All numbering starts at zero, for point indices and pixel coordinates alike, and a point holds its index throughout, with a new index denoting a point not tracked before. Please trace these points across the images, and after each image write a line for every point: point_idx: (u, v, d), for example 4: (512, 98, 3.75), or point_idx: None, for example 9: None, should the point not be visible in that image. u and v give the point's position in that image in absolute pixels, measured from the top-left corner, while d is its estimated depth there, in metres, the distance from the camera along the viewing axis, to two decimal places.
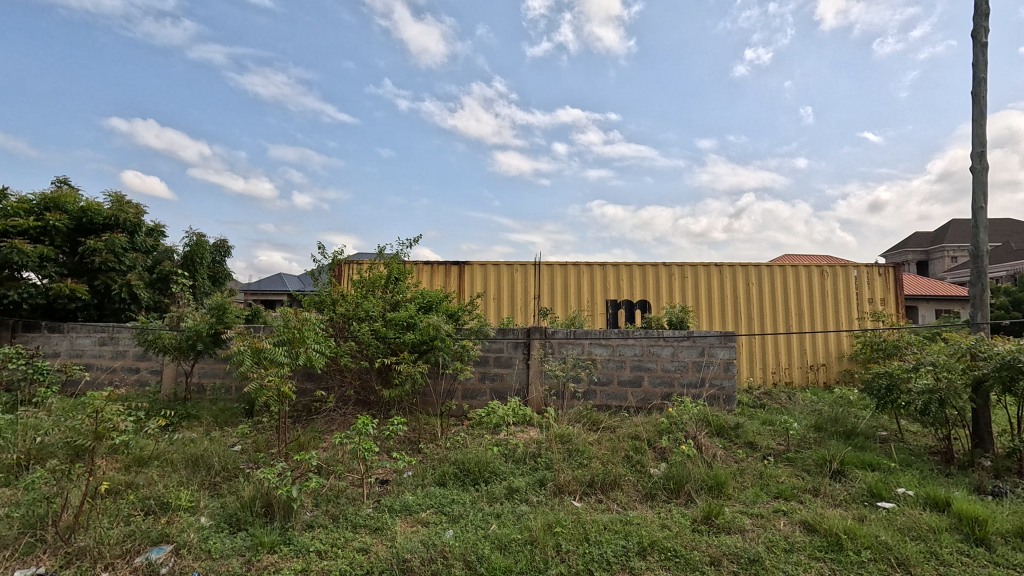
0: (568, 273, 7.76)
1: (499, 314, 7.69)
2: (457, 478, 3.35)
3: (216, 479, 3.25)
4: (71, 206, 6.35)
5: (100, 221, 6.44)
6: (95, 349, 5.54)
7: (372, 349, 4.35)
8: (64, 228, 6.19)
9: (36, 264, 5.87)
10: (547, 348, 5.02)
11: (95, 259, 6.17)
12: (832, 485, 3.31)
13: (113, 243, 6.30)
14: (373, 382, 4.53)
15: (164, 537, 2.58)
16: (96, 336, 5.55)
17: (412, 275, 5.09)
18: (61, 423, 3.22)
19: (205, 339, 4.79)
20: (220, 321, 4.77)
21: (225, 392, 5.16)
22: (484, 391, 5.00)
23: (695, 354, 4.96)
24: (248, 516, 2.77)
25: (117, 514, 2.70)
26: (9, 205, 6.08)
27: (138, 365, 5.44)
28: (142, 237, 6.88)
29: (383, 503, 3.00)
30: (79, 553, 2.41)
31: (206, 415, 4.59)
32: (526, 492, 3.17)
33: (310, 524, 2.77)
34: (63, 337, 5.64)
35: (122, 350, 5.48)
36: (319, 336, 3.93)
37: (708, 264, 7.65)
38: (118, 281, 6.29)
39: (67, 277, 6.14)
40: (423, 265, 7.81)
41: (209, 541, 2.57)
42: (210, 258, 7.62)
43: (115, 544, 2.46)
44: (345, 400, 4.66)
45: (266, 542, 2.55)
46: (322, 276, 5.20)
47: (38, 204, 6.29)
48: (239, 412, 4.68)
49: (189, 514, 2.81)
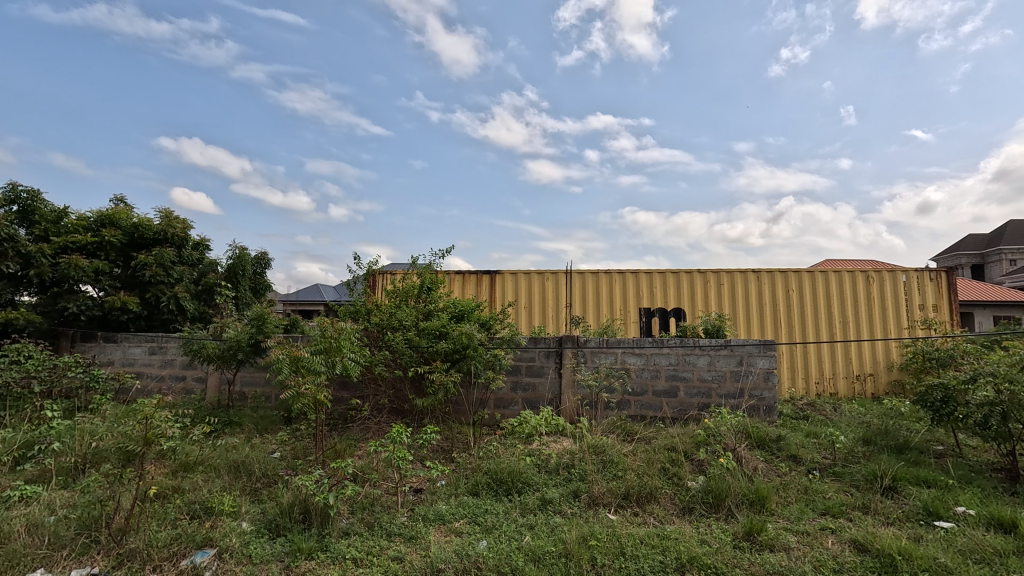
0: (600, 282, 7.68)
1: (531, 323, 7.67)
2: (489, 488, 3.33)
3: (257, 485, 3.35)
4: (124, 222, 6.69)
5: (151, 235, 6.77)
6: (145, 358, 5.80)
7: (406, 359, 4.42)
8: (117, 243, 6.55)
9: (91, 277, 6.23)
10: (579, 357, 4.97)
11: (145, 273, 6.49)
12: (884, 502, 3.13)
13: (162, 257, 6.61)
14: (406, 391, 4.59)
15: (208, 541, 2.66)
16: (147, 346, 5.81)
17: (444, 284, 5.14)
18: (115, 430, 3.57)
19: (246, 348, 4.95)
20: (259, 331, 4.93)
21: (265, 400, 5.31)
22: (517, 401, 4.99)
23: (734, 364, 4.81)
24: (287, 522, 2.82)
25: (165, 518, 2.81)
26: (69, 222, 6.48)
27: (184, 373, 5.68)
28: (189, 251, 7.17)
29: (417, 512, 3.01)
30: (130, 554, 2.50)
31: (247, 422, 4.73)
32: (559, 503, 3.13)
33: (346, 531, 2.80)
34: (117, 347, 5.93)
35: (170, 359, 5.73)
36: (355, 345, 4.01)
37: (744, 270, 7.45)
38: (166, 294, 6.58)
39: (119, 290, 6.49)
40: (455, 274, 7.89)
41: (250, 546, 2.63)
42: (252, 270, 7.90)
43: (163, 547, 2.55)
44: (379, 409, 4.73)
45: (304, 548, 2.59)
46: (357, 286, 5.34)
47: (95, 221, 6.68)
48: (278, 420, 4.80)
49: (232, 519, 2.89)
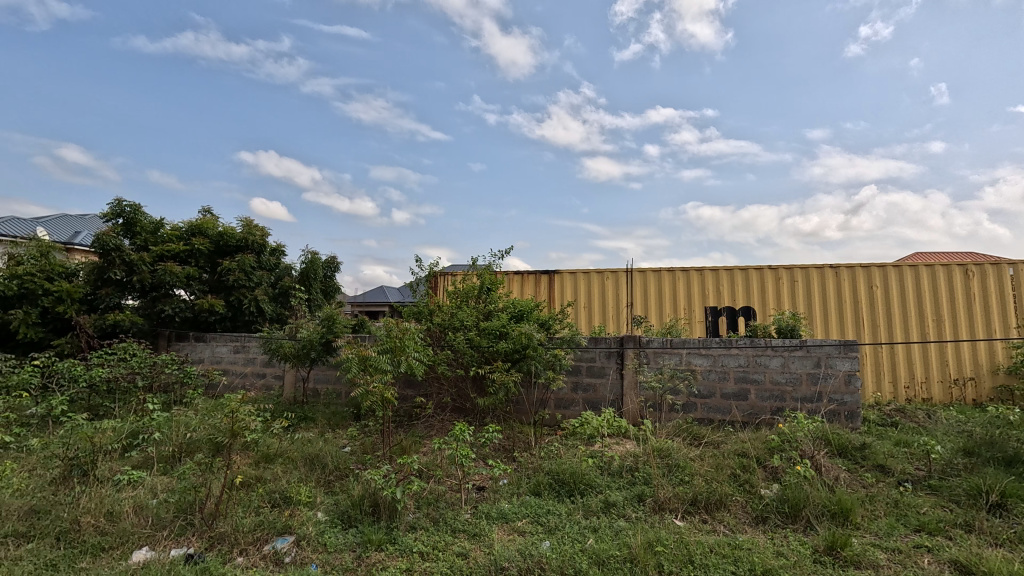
0: (662, 280, 7.46)
1: (591, 322, 7.58)
2: (552, 489, 3.32)
3: (330, 478, 3.53)
4: (211, 231, 7.27)
5: (234, 243, 7.31)
6: (230, 356, 6.27)
7: (468, 358, 4.50)
8: (206, 251, 7.13)
9: (184, 282, 6.82)
10: (642, 358, 4.85)
11: (229, 277, 7.01)
12: (991, 521, 2.82)
13: (244, 263, 7.12)
14: (468, 390, 4.66)
15: (288, 528, 2.83)
16: (232, 345, 6.28)
17: (503, 285, 5.19)
18: (207, 421, 3.87)
19: (318, 347, 5.23)
20: (330, 331, 5.20)
21: (336, 397, 5.58)
22: (578, 401, 4.94)
23: (810, 365, 4.51)
24: (358, 514, 2.95)
25: (250, 505, 3.02)
26: (165, 232, 7.13)
27: (264, 371, 6.09)
28: (267, 256, 7.68)
29: (481, 510, 3.05)
30: (219, 538, 2.71)
31: (320, 417, 5.00)
32: (623, 507, 3.06)
33: (413, 525, 2.89)
34: (206, 346, 6.45)
35: (252, 357, 6.16)
36: (419, 345, 4.13)
37: (821, 266, 6.97)
38: (248, 297, 7.09)
39: (208, 294, 7.06)
40: (514, 274, 7.94)
41: (325, 535, 2.77)
42: (323, 273, 8.34)
43: (248, 532, 2.74)
44: (442, 407, 4.84)
45: (374, 540, 2.70)
46: (420, 287, 5.50)
47: (187, 230, 7.30)
48: (348, 416, 5.04)
49: (308, 508, 3.06)
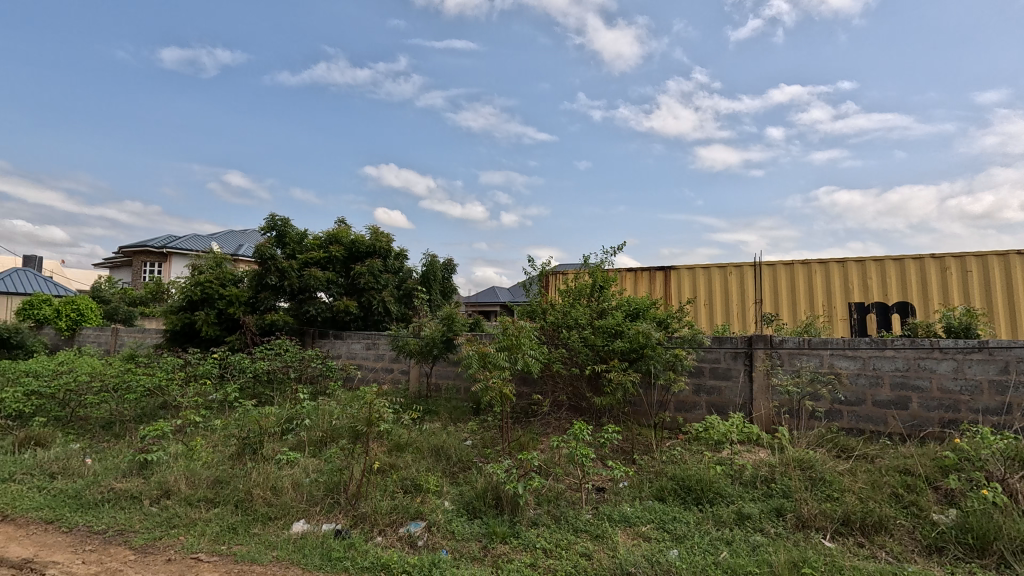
0: (795, 273, 6.74)
1: (712, 321, 7.12)
2: (677, 495, 3.16)
3: (455, 469, 3.71)
4: (345, 239, 8.05)
5: (364, 249, 8.02)
6: (364, 352, 6.88)
7: (583, 357, 4.46)
8: (341, 257, 7.91)
9: (324, 285, 7.63)
10: (774, 360, 4.44)
11: (361, 280, 7.69)
12: None
13: (373, 267, 7.78)
14: (584, 389, 4.61)
15: (419, 514, 3.02)
16: (364, 342, 6.89)
17: (617, 282, 5.08)
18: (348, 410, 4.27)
19: (439, 344, 5.53)
20: (450, 329, 5.48)
21: (457, 392, 5.86)
22: (701, 405, 4.66)
23: (994, 371, 3.78)
24: (483, 506, 3.06)
25: (386, 489, 3.27)
26: (308, 242, 8.05)
27: (393, 366, 6.60)
28: (392, 261, 8.31)
29: (602, 511, 3.00)
30: (361, 517, 2.98)
31: (443, 411, 5.28)
32: (759, 520, 2.82)
33: (535, 521, 2.92)
34: (343, 342, 7.15)
35: (381, 353, 6.71)
36: (534, 343, 4.18)
37: (1004, 253, 5.82)
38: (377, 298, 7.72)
39: (344, 295, 7.82)
40: (627, 272, 7.72)
41: (453, 523, 2.91)
42: (441, 275, 8.82)
43: (386, 514, 2.98)
44: (559, 405, 4.85)
45: (499, 532, 2.78)
46: (532, 287, 5.61)
47: (326, 239, 8.17)
48: (468, 410, 5.27)
49: (437, 497, 3.24)
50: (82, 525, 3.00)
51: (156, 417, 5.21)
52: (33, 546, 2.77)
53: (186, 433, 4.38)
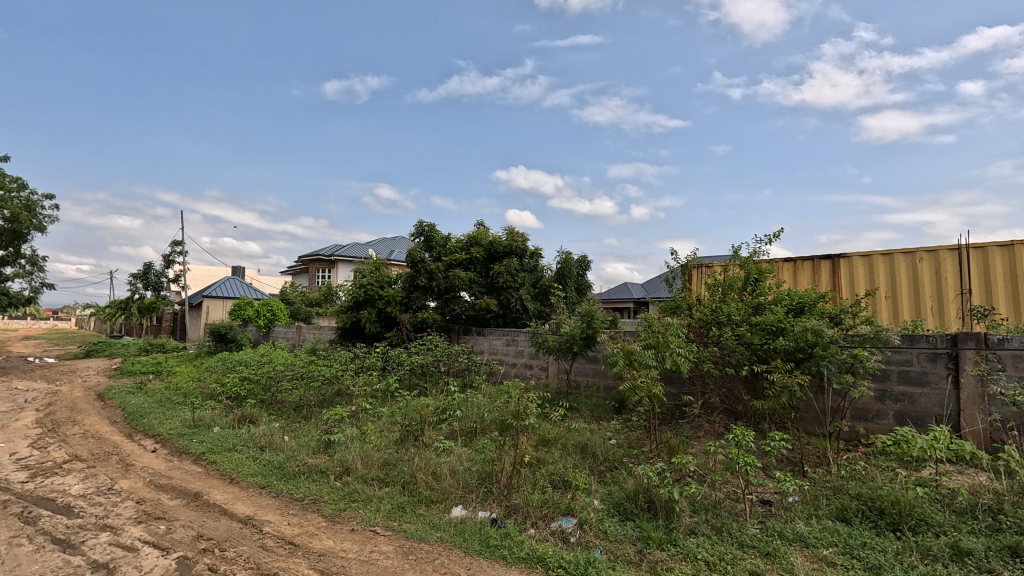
0: (1018, 256, 5.43)
1: (897, 316, 6.07)
2: (864, 517, 2.74)
3: (602, 468, 3.66)
4: (484, 240, 8.45)
5: (502, 249, 8.34)
6: (505, 348, 7.15)
7: (738, 356, 4.09)
8: (481, 257, 8.32)
9: (467, 285, 8.08)
10: (992, 363, 3.61)
11: (500, 279, 8.00)
12: None
13: (510, 266, 8.04)
14: (739, 391, 4.24)
15: (570, 510, 3.02)
16: (505, 338, 7.16)
17: (774, 274, 4.63)
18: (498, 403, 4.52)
19: (579, 341, 5.52)
20: (590, 326, 5.44)
21: (597, 390, 5.78)
22: (888, 414, 3.99)
23: None
24: (634, 508, 2.97)
25: (536, 483, 3.34)
26: (452, 244, 8.60)
27: (532, 362, 6.75)
28: (528, 259, 8.54)
29: (771, 527, 2.72)
30: (514, 508, 3.08)
31: (585, 408, 5.25)
32: (985, 559, 2.30)
33: (693, 530, 2.75)
34: (485, 339, 7.51)
35: (521, 349, 6.91)
36: (682, 341, 3.95)
37: None
38: (515, 296, 7.97)
39: (484, 294, 8.21)
40: (784, 262, 6.94)
41: (604, 523, 2.86)
42: (576, 272, 8.82)
43: (537, 507, 3.05)
44: (711, 408, 4.52)
45: (654, 538, 2.67)
46: (675, 282, 5.47)
47: (467, 241, 8.65)
48: (611, 409, 5.18)
49: (586, 495, 3.22)
50: (286, 492, 3.55)
51: (334, 402, 5.99)
52: (253, 506, 3.35)
53: (359, 418, 4.94)
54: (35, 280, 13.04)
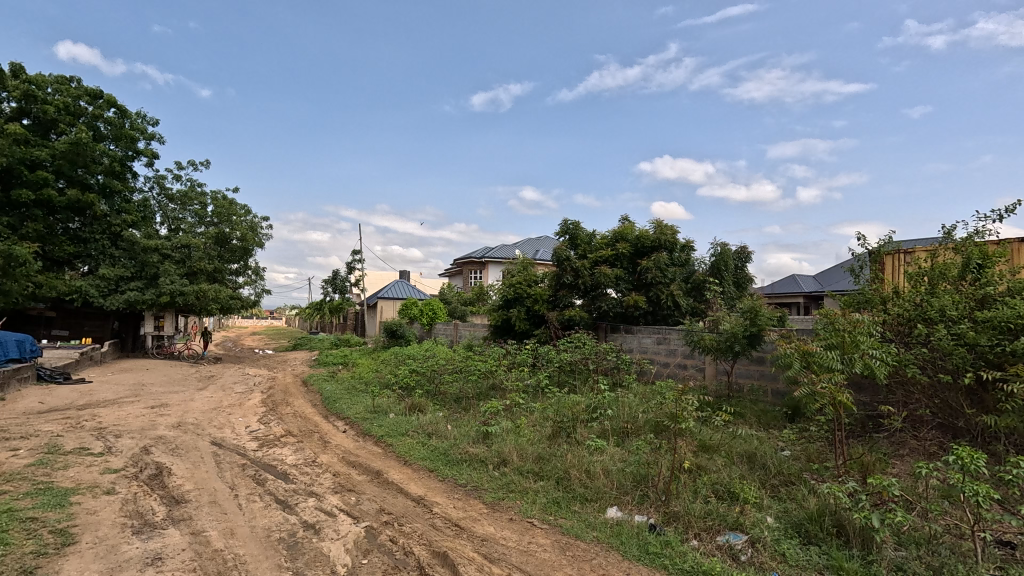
0: None
1: None
2: None
3: (775, 482, 3.29)
4: (630, 235, 8.21)
5: (649, 243, 8.02)
6: (655, 347, 6.85)
7: (957, 359, 3.31)
8: (628, 253, 8.08)
9: (613, 281, 7.86)
10: None
11: (648, 275, 7.68)
12: None
13: (659, 261, 7.68)
14: (957, 403, 3.47)
15: (739, 525, 2.77)
16: (655, 336, 6.86)
17: (1005, 258, 3.71)
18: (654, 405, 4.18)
19: (742, 340, 5.03)
20: (753, 323, 4.95)
21: (764, 394, 5.22)
22: None
23: None
24: (819, 532, 2.62)
25: (697, 492, 3.12)
26: (597, 241, 8.49)
27: (687, 362, 6.36)
28: (679, 253, 8.10)
29: None
30: (674, 516, 2.93)
31: (750, 413, 4.76)
32: None
33: (900, 567, 2.33)
34: (634, 337, 7.25)
35: (674, 348, 6.56)
36: (876, 341, 3.35)
37: None
38: (665, 292, 7.59)
39: (632, 290, 7.96)
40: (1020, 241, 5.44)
41: (782, 544, 2.57)
42: (734, 265, 8.12)
43: (700, 518, 2.86)
44: (916, 421, 3.86)
45: (847, 569, 2.32)
46: (862, 271, 4.71)
47: (612, 237, 8.48)
48: (782, 416, 4.63)
49: (757, 510, 2.92)
50: (451, 477, 3.84)
51: (489, 395, 6.32)
52: (424, 487, 3.70)
53: (512, 411, 5.15)
54: (258, 286, 16.11)
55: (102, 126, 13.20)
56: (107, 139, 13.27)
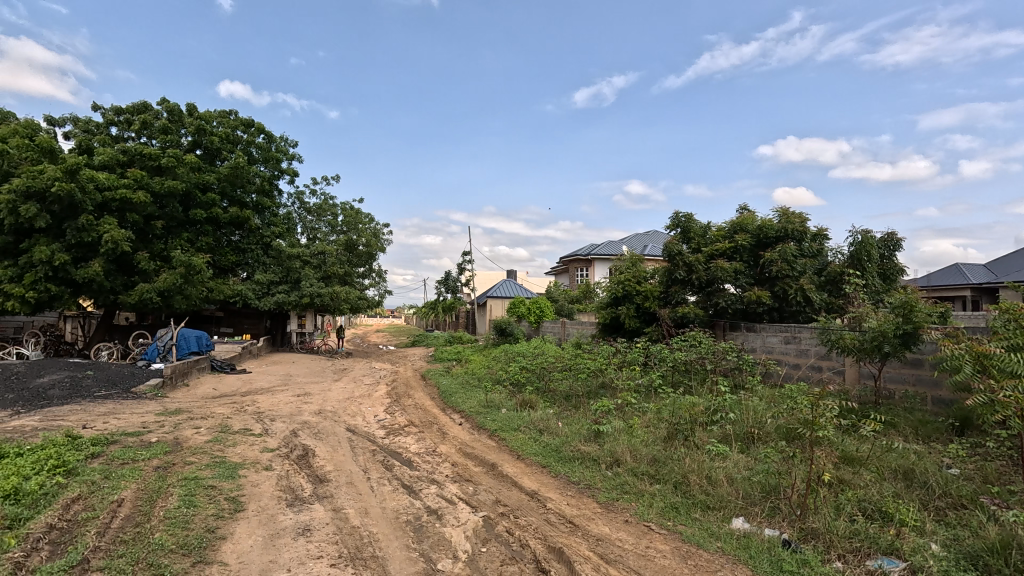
0: None
1: None
2: None
3: (941, 504, 2.84)
4: (751, 226, 7.60)
5: (773, 234, 7.37)
6: (783, 346, 6.26)
7: None
8: (748, 245, 7.49)
9: (732, 276, 7.30)
10: None
11: (773, 268, 7.05)
12: None
13: (786, 253, 7.02)
14: None
15: (895, 550, 2.45)
16: (783, 335, 6.28)
17: None
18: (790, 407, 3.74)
19: (894, 339, 4.39)
20: (908, 322, 4.27)
21: (921, 402, 4.53)
22: None
23: None
24: (1002, 566, 2.21)
25: (840, 509, 2.81)
26: (713, 234, 7.96)
27: (821, 364, 5.74)
28: (809, 244, 7.34)
29: None
30: (812, 533, 2.67)
31: (904, 423, 4.16)
32: None
33: None
34: (758, 335, 6.69)
35: (805, 349, 5.96)
36: None
37: None
38: (793, 287, 6.91)
39: (754, 285, 7.35)
40: None
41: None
42: (879, 254, 7.14)
43: (845, 538, 2.57)
44: None
45: None
46: None
47: (730, 229, 7.91)
48: (948, 429, 3.98)
49: (917, 534, 2.55)
50: (564, 474, 3.85)
51: (599, 394, 6.23)
52: (537, 482, 3.76)
53: (625, 411, 5.04)
54: (381, 288, 17.52)
55: (255, 151, 15.26)
56: (258, 162, 15.30)
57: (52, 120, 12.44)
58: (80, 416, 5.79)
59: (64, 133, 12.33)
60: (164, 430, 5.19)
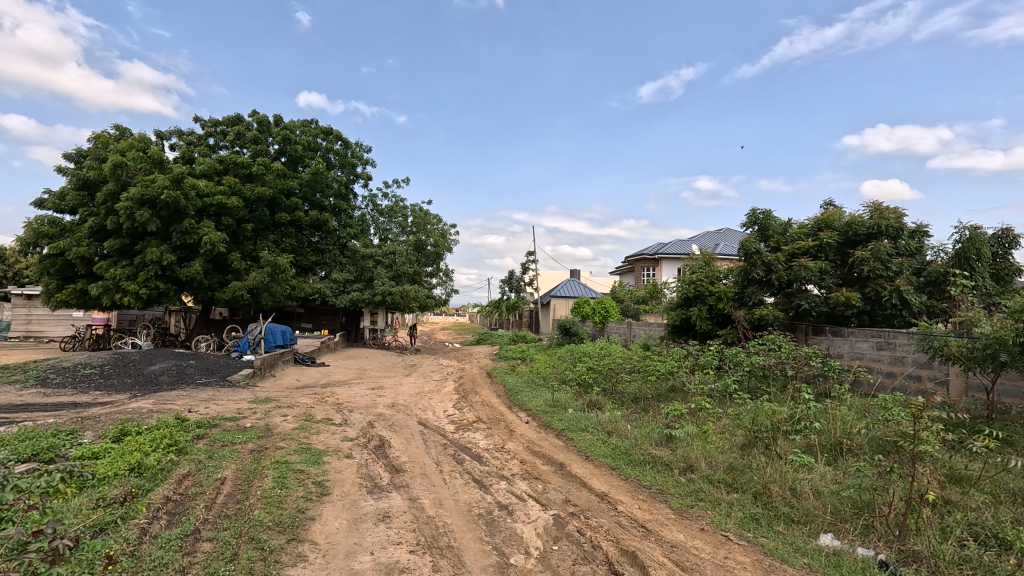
0: None
1: None
2: None
3: None
4: (838, 222, 7.07)
5: (864, 231, 6.84)
6: (874, 353, 5.79)
7: None
8: (835, 243, 6.97)
9: (817, 277, 6.83)
10: None
11: (864, 268, 6.53)
12: None
13: (879, 250, 6.48)
14: None
15: None
16: (875, 341, 5.82)
17: None
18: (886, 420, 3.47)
19: (1012, 348, 3.89)
20: None
21: None
22: None
23: None
24: None
25: (948, 532, 2.57)
26: (795, 231, 7.49)
27: (920, 373, 5.27)
28: (906, 241, 6.72)
29: None
30: (914, 556, 2.48)
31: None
32: None
33: None
34: (845, 340, 6.23)
35: (901, 355, 5.49)
36: None
37: None
38: (887, 288, 6.36)
39: (842, 286, 6.84)
40: None
41: None
42: (990, 253, 6.42)
43: (952, 564, 2.36)
44: None
45: None
46: None
47: (813, 226, 7.41)
48: None
49: None
50: (634, 477, 3.79)
51: (670, 397, 6.06)
52: (606, 484, 3.73)
53: (697, 416, 4.87)
54: (448, 287, 17.99)
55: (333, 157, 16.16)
56: (336, 167, 16.18)
57: (160, 134, 13.82)
58: (186, 400, 6.43)
59: (171, 146, 13.68)
60: (256, 417, 5.65)
